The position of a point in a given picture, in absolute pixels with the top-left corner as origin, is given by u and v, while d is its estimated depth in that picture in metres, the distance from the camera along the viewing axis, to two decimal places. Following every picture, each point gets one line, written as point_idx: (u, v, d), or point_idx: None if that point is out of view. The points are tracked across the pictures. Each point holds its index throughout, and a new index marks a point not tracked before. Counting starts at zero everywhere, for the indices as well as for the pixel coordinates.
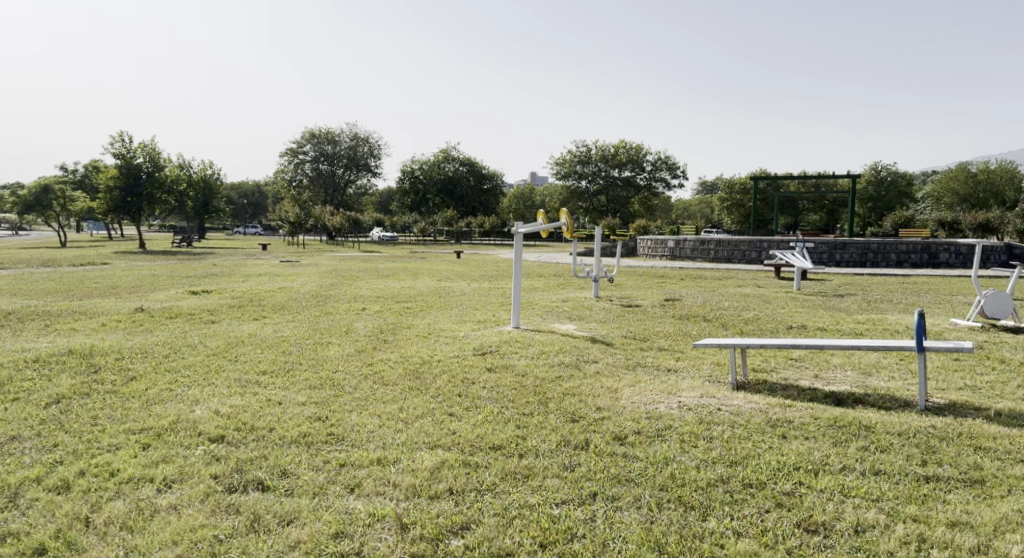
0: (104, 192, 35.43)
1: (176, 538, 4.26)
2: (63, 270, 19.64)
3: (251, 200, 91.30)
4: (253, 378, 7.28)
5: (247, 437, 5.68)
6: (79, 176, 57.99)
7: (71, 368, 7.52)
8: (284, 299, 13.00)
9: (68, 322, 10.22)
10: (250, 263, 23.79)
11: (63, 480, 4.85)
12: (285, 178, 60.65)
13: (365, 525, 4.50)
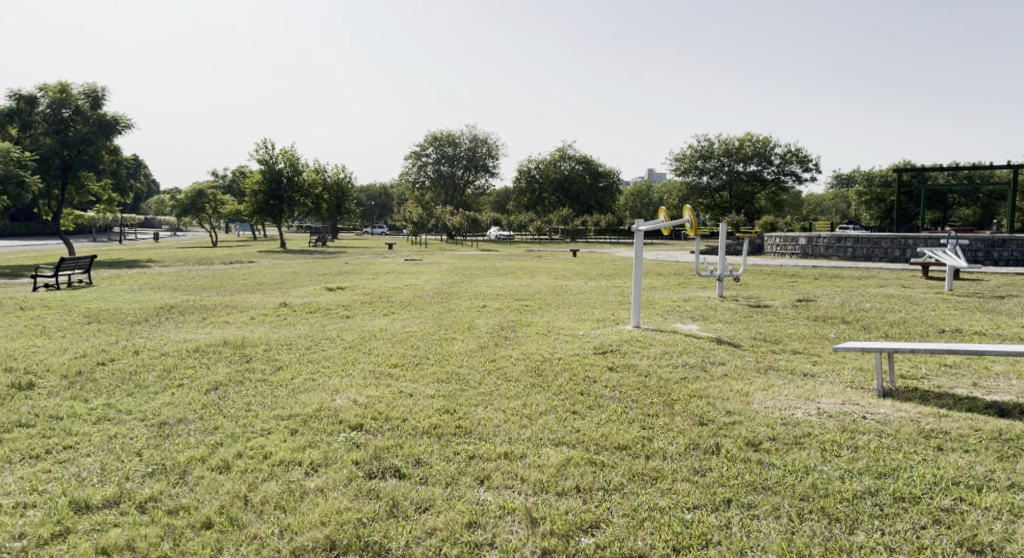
0: (250, 196, 38.35)
1: (324, 519, 4.53)
2: (216, 268, 21.37)
3: (379, 201, 95.72)
4: (384, 370, 7.64)
5: (382, 425, 5.96)
6: (228, 182, 63.23)
7: (227, 358, 8.21)
8: (411, 296, 13.54)
9: (222, 316, 11.16)
10: (379, 262, 25.02)
11: (224, 460, 5.29)
12: (409, 180, 63.26)
13: (497, 517, 4.60)
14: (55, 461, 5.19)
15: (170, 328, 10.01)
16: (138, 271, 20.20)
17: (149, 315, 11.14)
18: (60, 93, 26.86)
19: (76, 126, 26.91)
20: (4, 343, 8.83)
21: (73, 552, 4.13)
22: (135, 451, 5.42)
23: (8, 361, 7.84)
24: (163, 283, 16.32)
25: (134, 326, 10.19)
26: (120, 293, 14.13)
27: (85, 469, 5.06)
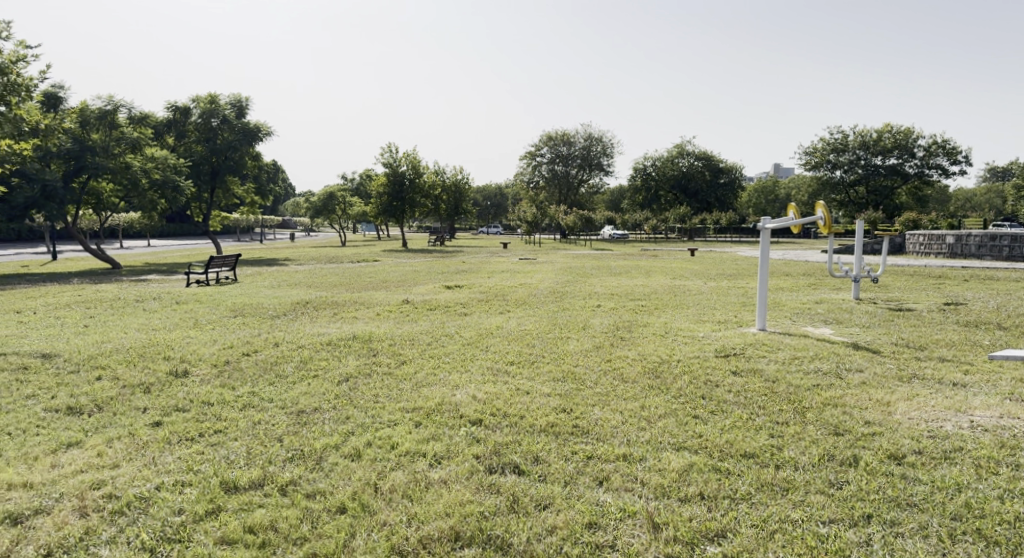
0: (376, 198, 40.12)
1: (448, 510, 4.66)
2: (344, 266, 22.53)
3: (494, 201, 97.39)
4: (501, 368, 7.75)
5: (501, 422, 6.05)
6: (355, 185, 66.57)
7: (355, 351, 8.63)
8: (527, 294, 13.69)
9: (351, 311, 11.74)
10: (495, 260, 25.40)
11: (355, 449, 5.56)
12: (524, 180, 64.14)
13: (618, 520, 4.56)
14: (207, 444, 5.64)
15: (305, 323, 10.65)
16: (276, 268, 21.66)
17: (286, 310, 11.90)
18: (210, 104, 29.24)
19: (223, 134, 29.22)
20: (164, 334, 9.72)
21: (224, 529, 4.44)
22: (275, 437, 5.80)
23: (166, 350, 8.62)
24: (298, 281, 17.39)
25: (273, 320, 10.93)
26: (260, 289, 15.21)
27: (233, 452, 5.48)
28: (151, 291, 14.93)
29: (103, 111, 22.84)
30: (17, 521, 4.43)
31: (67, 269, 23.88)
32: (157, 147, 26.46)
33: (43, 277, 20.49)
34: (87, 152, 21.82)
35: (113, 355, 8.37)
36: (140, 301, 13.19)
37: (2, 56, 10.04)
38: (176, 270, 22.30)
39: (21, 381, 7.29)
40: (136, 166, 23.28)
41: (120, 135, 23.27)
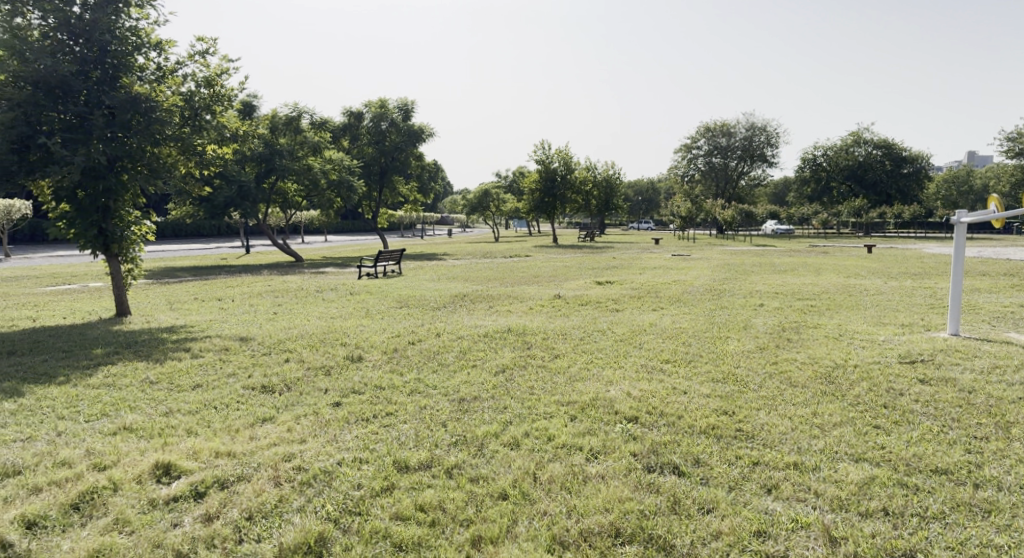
0: (528, 194, 40.77)
1: (608, 506, 4.64)
2: (499, 261, 23.10)
3: (646, 197, 95.69)
4: (657, 366, 7.61)
5: (659, 421, 5.94)
6: (508, 181, 68.18)
7: (510, 344, 8.83)
8: (681, 292, 13.31)
9: (505, 305, 12.04)
10: (648, 256, 24.88)
11: (514, 438, 5.69)
12: (679, 174, 62.69)
13: (789, 530, 4.33)
14: (380, 425, 6.03)
15: (463, 315, 11.07)
16: (435, 263, 22.69)
17: (446, 302, 12.43)
18: (380, 108, 31.10)
19: (391, 136, 31.01)
20: (340, 322, 10.51)
21: (397, 506, 4.70)
22: (439, 422, 6.08)
23: (342, 337, 9.30)
24: (457, 274, 18.09)
25: (435, 311, 11.47)
26: (422, 282, 16.00)
27: (403, 434, 5.82)
28: (328, 283, 16.18)
29: (290, 117, 25.41)
30: (225, 485, 4.95)
31: (259, 262, 26.49)
32: (333, 149, 28.80)
33: (239, 269, 22.88)
34: (276, 155, 24.22)
35: (298, 340, 9.19)
36: (318, 291, 14.35)
37: (209, 70, 11.27)
38: (348, 264, 24.00)
39: (224, 360, 8.19)
40: (317, 168, 25.38)
41: (303, 140, 25.58)
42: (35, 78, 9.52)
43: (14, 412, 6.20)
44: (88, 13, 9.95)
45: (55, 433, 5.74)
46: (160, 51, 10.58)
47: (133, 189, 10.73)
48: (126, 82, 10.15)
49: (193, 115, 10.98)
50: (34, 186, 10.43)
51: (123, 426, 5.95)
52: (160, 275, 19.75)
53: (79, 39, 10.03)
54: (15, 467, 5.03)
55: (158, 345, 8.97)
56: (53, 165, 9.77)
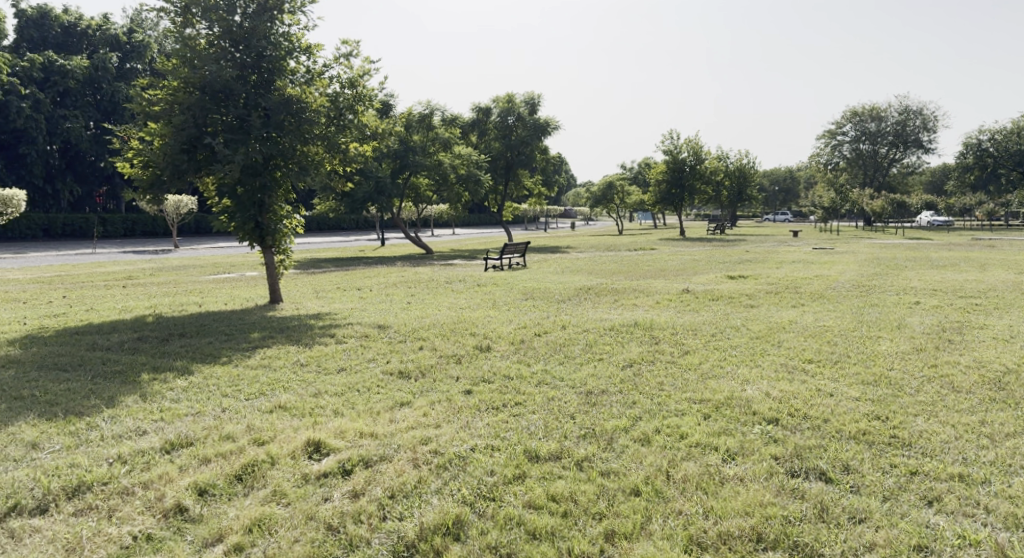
0: (655, 185, 39.99)
1: (748, 509, 4.45)
2: (625, 254, 22.79)
3: (783, 187, 91.07)
4: (798, 365, 7.22)
5: (801, 424, 5.63)
6: (634, 173, 67.24)
7: (638, 338, 8.69)
8: (823, 287, 12.58)
9: (633, 298, 11.88)
10: (786, 250, 23.66)
11: (644, 434, 5.60)
12: (820, 162, 59.30)
13: (956, 547, 4.00)
14: (511, 414, 6.12)
15: (589, 308, 11.03)
16: (559, 256, 22.73)
17: (571, 295, 12.43)
18: (508, 103, 31.55)
19: (518, 130, 31.39)
20: (469, 313, 10.77)
21: (530, 494, 4.74)
22: (569, 414, 6.09)
23: (472, 327, 9.53)
24: (582, 267, 18.02)
25: (560, 304, 11.51)
26: (547, 275, 16.09)
27: (533, 424, 5.88)
28: (457, 275, 16.63)
29: (423, 115, 26.43)
30: (368, 464, 5.21)
31: (392, 254, 27.71)
32: (463, 144, 29.72)
33: (374, 260, 24.07)
34: (410, 152, 25.24)
35: (431, 328, 9.52)
36: (448, 282, 14.78)
37: (352, 71, 11.89)
38: (476, 256, 24.56)
39: (365, 346, 8.63)
40: (445, 163, 26.10)
41: (434, 136, 26.55)
42: (202, 83, 10.46)
43: (186, 388, 6.83)
44: (247, 22, 10.80)
45: (220, 409, 6.28)
46: (309, 55, 11.28)
47: (284, 185, 11.56)
48: (279, 84, 10.91)
49: (337, 114, 11.62)
50: (201, 183, 11.48)
51: (277, 405, 6.42)
52: (306, 266, 21.15)
53: (239, 46, 10.92)
54: (187, 438, 5.53)
55: (306, 331, 9.60)
56: (217, 163, 10.70)
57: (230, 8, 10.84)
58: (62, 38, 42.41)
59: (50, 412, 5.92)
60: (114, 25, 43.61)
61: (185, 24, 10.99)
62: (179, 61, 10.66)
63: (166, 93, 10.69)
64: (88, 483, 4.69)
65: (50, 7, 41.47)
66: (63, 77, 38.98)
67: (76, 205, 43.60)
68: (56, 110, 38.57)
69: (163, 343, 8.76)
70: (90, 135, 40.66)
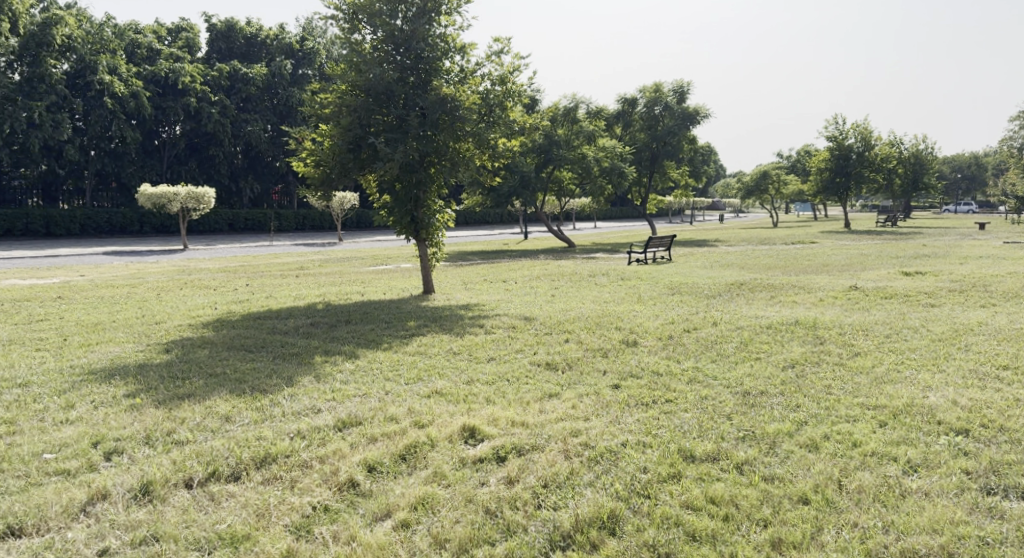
0: (816, 174, 37.62)
1: (937, 527, 4.07)
2: (780, 247, 21.58)
3: (967, 174, 82.39)
4: (990, 372, 6.49)
5: (996, 437, 5.07)
6: (792, 161, 63.66)
7: (800, 337, 8.20)
8: (1019, 286, 11.21)
9: (791, 295, 11.23)
10: (970, 244, 21.30)
11: (811, 439, 5.27)
12: (1014, 146, 53.17)
13: None
14: (662, 411, 6.00)
15: (743, 304, 10.55)
16: (709, 250, 21.93)
17: (722, 290, 11.94)
18: (655, 92, 30.84)
19: (665, 120, 30.58)
20: (615, 307, 10.66)
21: (687, 495, 4.59)
22: (724, 414, 5.86)
23: (618, 321, 9.42)
24: (733, 262, 17.27)
25: (711, 300, 11.08)
26: (695, 269, 15.56)
27: (687, 423, 5.71)
28: (601, 268, 16.52)
29: (568, 108, 26.51)
30: (520, 453, 5.29)
31: (536, 247, 28.01)
32: (608, 136, 29.58)
33: (518, 253, 24.49)
34: (555, 146, 25.38)
35: (577, 322, 9.52)
36: (592, 276, 14.72)
37: (503, 68, 12.13)
38: (621, 249, 24.29)
39: (513, 337, 8.79)
40: (590, 156, 25.98)
41: (579, 129, 26.53)
42: (367, 86, 11.13)
43: (353, 371, 7.30)
44: (407, 25, 11.32)
45: (382, 391, 6.65)
46: (463, 55, 11.64)
47: (438, 181, 12.05)
48: (436, 84, 11.37)
49: (489, 111, 11.88)
50: (364, 180, 12.25)
51: (434, 390, 6.69)
52: (455, 258, 21.92)
53: (400, 48, 11.48)
54: (355, 418, 5.91)
55: (457, 321, 9.94)
56: (379, 161, 11.36)
57: (392, 12, 11.41)
58: (245, 48, 46.71)
59: (240, 389, 6.55)
60: (289, 34, 47.43)
61: (352, 30, 11.69)
62: (346, 66, 11.38)
63: (335, 96, 11.46)
64: (273, 456, 5.12)
65: (236, 20, 45.85)
66: (245, 84, 42.99)
67: (254, 202, 48.01)
68: (240, 114, 42.65)
69: (332, 329, 9.42)
70: (268, 137, 44.59)
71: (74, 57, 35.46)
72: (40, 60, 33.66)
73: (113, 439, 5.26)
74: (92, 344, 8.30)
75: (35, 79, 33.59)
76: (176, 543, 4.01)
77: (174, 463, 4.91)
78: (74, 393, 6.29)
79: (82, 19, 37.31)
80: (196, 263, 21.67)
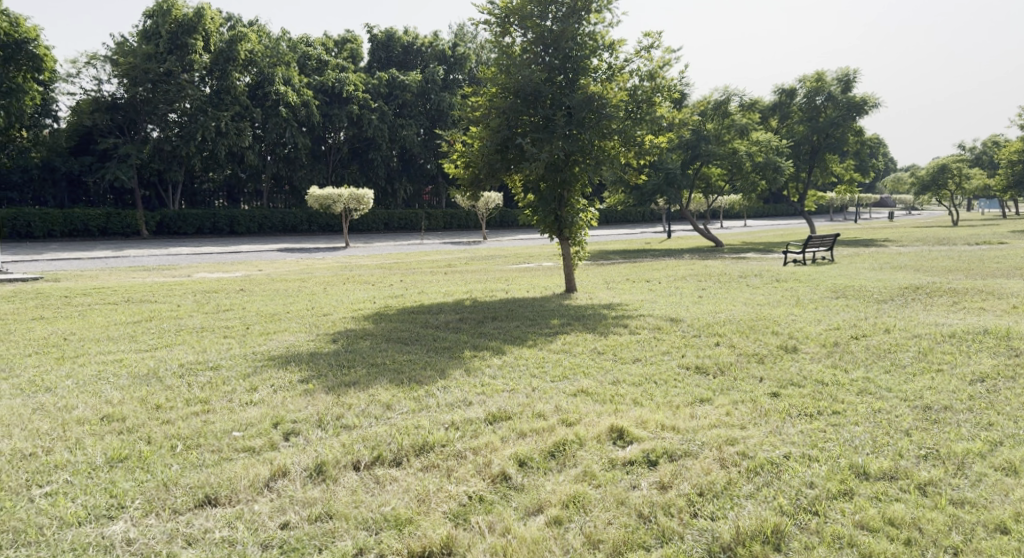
0: (1007, 166, 33.73)
1: None
2: (961, 249, 19.52)
3: None
4: None
5: None
6: (977, 153, 57.44)
7: (990, 349, 7.36)
8: None
9: (978, 301, 10.10)
10: None
11: (1009, 463, 4.71)
12: None
13: None
14: (828, 423, 5.59)
15: (918, 310, 9.63)
16: (877, 250, 20.23)
17: (893, 295, 10.97)
18: (817, 82, 29.00)
19: (827, 112, 28.68)
20: (770, 310, 10.13)
21: (861, 515, 4.24)
22: (901, 429, 5.37)
23: (774, 325, 8.93)
24: (905, 263, 15.85)
25: (881, 305, 10.21)
26: (861, 271, 14.47)
27: (858, 437, 5.29)
28: (753, 268, 15.77)
29: (720, 102, 25.61)
30: (673, 458, 5.14)
31: (682, 246, 27.31)
32: (763, 130, 28.27)
33: (663, 251, 24.03)
34: (703, 141, 24.62)
35: (729, 325, 9.13)
36: (743, 276, 14.10)
37: (653, 64, 11.89)
38: (774, 249, 23.08)
39: (659, 339, 8.59)
40: (742, 151, 24.91)
41: (730, 123, 25.51)
42: (516, 87, 11.31)
43: (501, 366, 7.47)
44: (557, 25, 11.38)
45: (530, 388, 6.73)
46: (612, 52, 11.53)
47: (582, 180, 12.03)
48: (583, 82, 11.34)
49: (637, 108, 11.68)
50: (510, 181, 12.46)
51: (580, 389, 6.67)
52: (598, 257, 21.82)
53: (549, 48, 11.56)
54: (504, 413, 6.01)
55: (601, 320, 9.86)
56: (525, 161, 11.55)
57: (543, 14, 11.53)
58: (403, 56, 49.13)
59: (398, 379, 6.89)
60: (442, 41, 49.40)
61: (503, 33, 11.91)
62: (497, 69, 11.63)
63: (485, 99, 11.76)
64: (430, 444, 5.33)
65: (394, 30, 48.53)
66: (402, 90, 45.34)
67: (408, 202, 50.56)
68: (396, 119, 45.01)
69: (479, 325, 9.68)
70: (421, 140, 46.72)
71: (255, 70, 38.90)
72: (227, 74, 37.27)
73: (290, 421, 5.71)
74: (270, 332, 9.09)
75: (222, 92, 37.22)
76: (347, 521, 4.25)
77: (343, 446, 5.24)
78: (256, 377, 6.91)
79: (262, 35, 40.97)
80: (356, 260, 23.15)
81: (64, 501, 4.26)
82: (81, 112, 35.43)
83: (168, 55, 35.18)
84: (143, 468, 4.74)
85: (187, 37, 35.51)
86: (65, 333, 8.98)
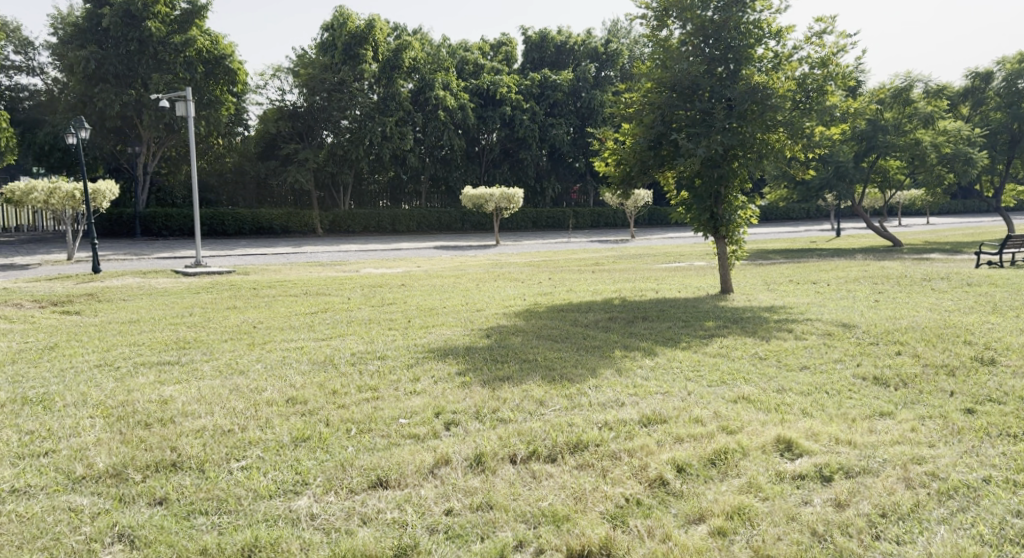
0: None
1: None
2: None
3: None
4: None
5: None
6: None
7: None
8: None
9: None
10: None
11: None
12: None
13: None
14: None
15: None
16: None
17: None
18: (1018, 63, 25.76)
19: None
20: (961, 317, 9.10)
21: None
22: None
23: (966, 335, 8.01)
24: None
25: None
26: None
27: None
28: (939, 270, 14.32)
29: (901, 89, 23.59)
30: (848, 474, 4.76)
31: (852, 245, 25.32)
32: (951, 118, 25.59)
33: (832, 251, 22.44)
34: (880, 131, 22.60)
35: (910, 332, 8.32)
36: (926, 279, 12.81)
37: (825, 50, 11.11)
38: (961, 249, 20.80)
39: (829, 345, 8.00)
40: (925, 142, 22.70)
41: (913, 111, 23.26)
42: (673, 82, 11.04)
43: (653, 367, 7.30)
44: (719, 15, 10.97)
45: (685, 391, 6.51)
46: (779, 39, 10.92)
47: (742, 174, 11.46)
48: (746, 73, 10.83)
49: (805, 97, 11.01)
50: (663, 178, 12.17)
51: (740, 395, 6.37)
52: (757, 256, 20.73)
53: (709, 39, 11.13)
54: (660, 415, 5.87)
55: (763, 323, 9.37)
56: (680, 157, 11.23)
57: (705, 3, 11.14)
58: (555, 56, 49.56)
59: (551, 376, 6.94)
60: (595, 39, 49.18)
61: (660, 26, 11.66)
62: (653, 63, 11.39)
63: (640, 94, 11.56)
64: (585, 443, 5.32)
65: (548, 31, 49.05)
66: (554, 90, 45.76)
67: (557, 200, 51.04)
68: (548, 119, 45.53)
69: (631, 324, 9.54)
70: (572, 138, 46.90)
71: (417, 76, 40.77)
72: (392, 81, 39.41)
73: (450, 411, 5.92)
74: (429, 326, 9.52)
75: (388, 99, 39.37)
76: (507, 513, 4.33)
77: (500, 439, 5.35)
78: (419, 368, 7.25)
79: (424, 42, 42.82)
80: (509, 257, 23.66)
81: (257, 475, 4.69)
82: (268, 121, 38.53)
83: (341, 65, 37.94)
84: (323, 449, 5.12)
85: (359, 48, 37.87)
86: (253, 322, 9.91)
